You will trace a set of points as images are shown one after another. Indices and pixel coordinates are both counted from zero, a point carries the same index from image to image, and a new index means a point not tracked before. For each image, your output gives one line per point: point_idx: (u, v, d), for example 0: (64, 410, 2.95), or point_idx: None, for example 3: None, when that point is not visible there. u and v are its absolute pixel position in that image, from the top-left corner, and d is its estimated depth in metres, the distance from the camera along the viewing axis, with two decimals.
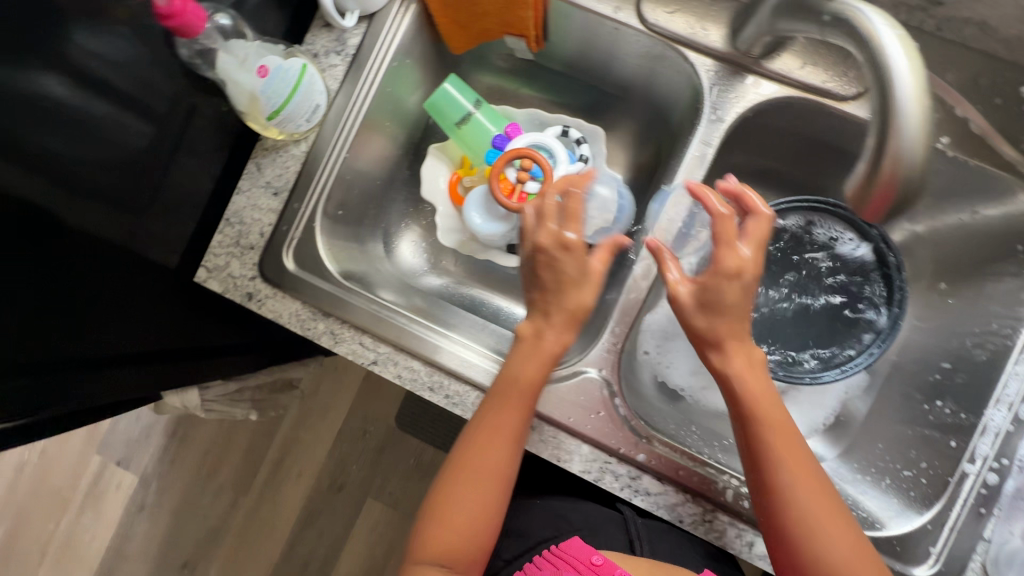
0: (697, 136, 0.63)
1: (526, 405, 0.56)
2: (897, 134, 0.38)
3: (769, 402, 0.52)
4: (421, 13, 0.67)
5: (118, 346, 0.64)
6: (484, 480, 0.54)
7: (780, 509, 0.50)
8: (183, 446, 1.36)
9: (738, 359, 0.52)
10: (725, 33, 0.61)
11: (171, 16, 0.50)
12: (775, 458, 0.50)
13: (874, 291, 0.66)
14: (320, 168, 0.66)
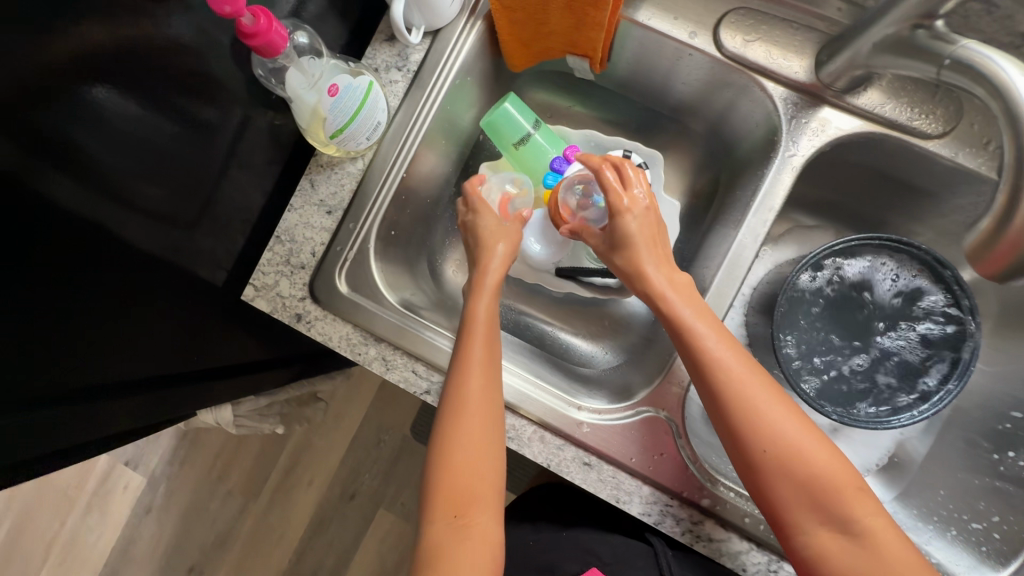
0: (771, 169, 0.60)
1: (488, 333, 0.58)
2: None
3: (709, 334, 0.52)
4: (486, 30, 0.65)
5: (149, 366, 0.61)
6: (467, 416, 0.53)
7: (755, 442, 0.49)
8: (195, 449, 1.33)
9: (670, 291, 0.54)
10: (808, 65, 0.59)
11: (257, 35, 0.49)
12: (733, 388, 0.50)
13: (944, 338, 0.63)
14: (377, 188, 0.63)
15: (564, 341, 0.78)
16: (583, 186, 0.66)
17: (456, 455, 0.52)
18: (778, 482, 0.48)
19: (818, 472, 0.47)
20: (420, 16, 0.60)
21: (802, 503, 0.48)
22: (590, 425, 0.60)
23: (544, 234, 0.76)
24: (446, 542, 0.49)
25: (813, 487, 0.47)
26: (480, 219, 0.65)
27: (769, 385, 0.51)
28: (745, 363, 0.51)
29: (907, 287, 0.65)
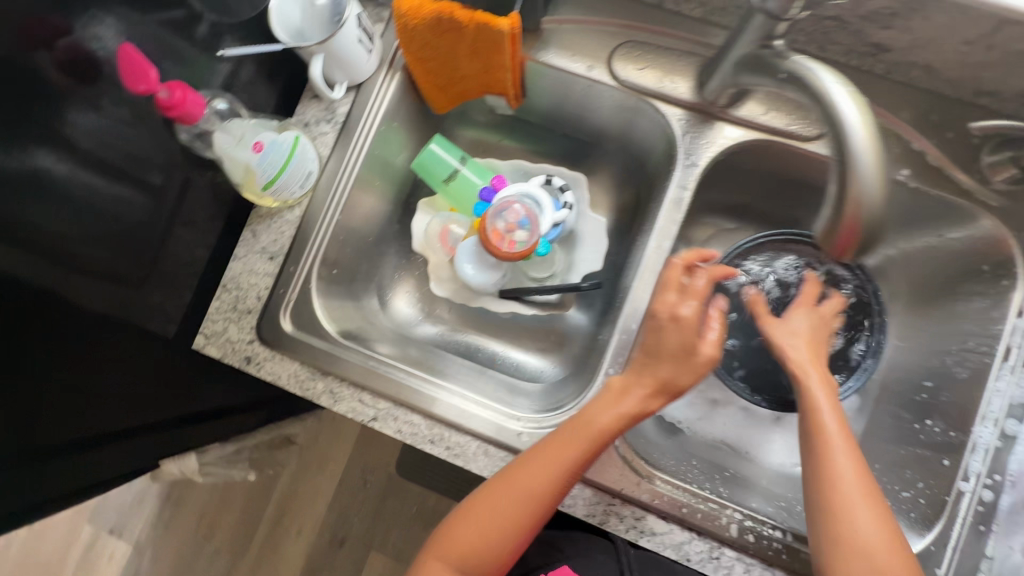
0: (673, 180, 0.66)
1: (580, 453, 0.55)
2: (859, 181, 0.41)
3: (834, 419, 0.56)
4: (404, 81, 0.71)
5: (99, 418, 0.64)
6: (528, 507, 0.55)
7: (839, 516, 0.53)
8: (179, 510, 1.32)
9: (812, 377, 0.60)
10: (692, 85, 0.65)
11: (172, 107, 0.57)
12: (830, 466, 0.54)
13: (858, 312, 0.70)
14: (315, 232, 0.68)
15: (514, 359, 0.81)
16: (508, 212, 0.71)
17: (482, 528, 0.56)
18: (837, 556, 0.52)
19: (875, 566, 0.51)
20: (340, 73, 0.65)
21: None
22: (527, 434, 0.63)
23: (481, 260, 0.75)
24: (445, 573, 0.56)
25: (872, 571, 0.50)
26: (678, 311, 0.57)
27: (868, 484, 0.54)
28: (857, 460, 0.55)
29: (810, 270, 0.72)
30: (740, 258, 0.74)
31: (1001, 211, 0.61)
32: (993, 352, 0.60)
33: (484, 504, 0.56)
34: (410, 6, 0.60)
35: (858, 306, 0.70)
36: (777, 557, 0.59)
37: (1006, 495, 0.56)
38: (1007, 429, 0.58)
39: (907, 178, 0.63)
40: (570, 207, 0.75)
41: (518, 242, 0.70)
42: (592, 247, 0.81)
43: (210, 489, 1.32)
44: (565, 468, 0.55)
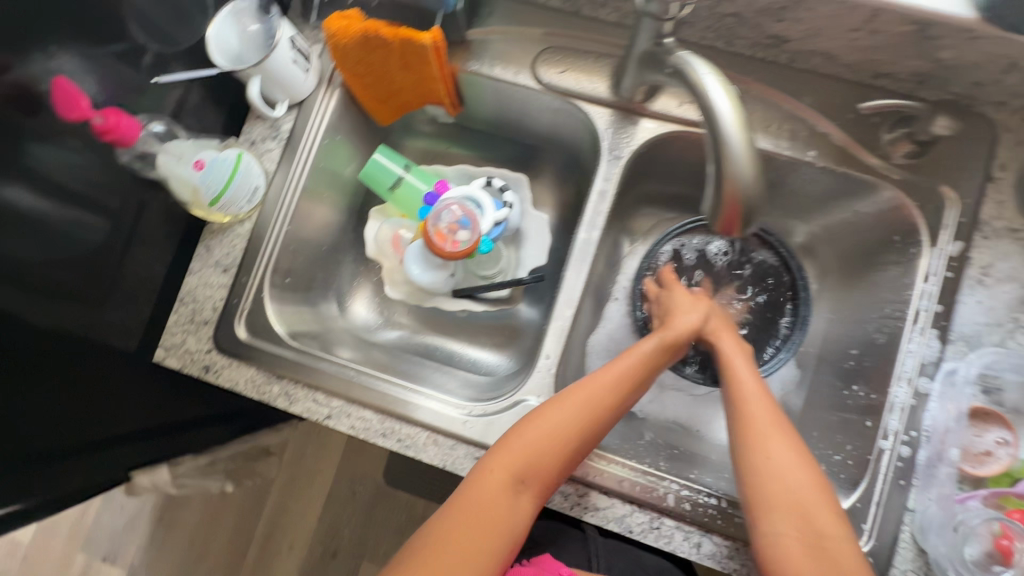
0: (599, 171, 0.71)
1: (640, 368, 0.64)
2: (730, 162, 0.45)
3: (744, 366, 0.64)
4: (345, 96, 0.75)
5: (64, 432, 0.67)
6: (591, 420, 0.60)
7: (755, 448, 0.57)
8: (171, 532, 1.34)
9: (726, 337, 0.69)
10: (609, 84, 0.70)
11: (108, 132, 0.59)
12: (742, 405, 0.61)
13: (785, 287, 0.77)
14: (265, 243, 0.72)
15: (470, 356, 0.85)
16: (450, 212, 0.74)
17: (537, 438, 0.58)
18: (757, 487, 0.55)
19: (791, 489, 0.54)
20: (281, 92, 0.69)
21: (781, 509, 0.53)
22: (471, 421, 0.66)
23: (426, 260, 0.77)
24: (497, 493, 0.56)
25: (790, 495, 0.54)
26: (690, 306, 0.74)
27: (779, 416, 0.59)
28: (768, 398, 0.61)
29: (742, 250, 0.79)
30: (677, 239, 0.80)
31: (904, 183, 0.65)
32: (905, 317, 0.64)
33: (545, 419, 0.59)
34: (338, 26, 0.64)
35: (783, 283, 0.77)
36: (712, 522, 0.62)
37: (921, 449, 0.61)
38: (920, 388, 0.62)
39: (815, 158, 0.67)
40: (510, 205, 0.79)
41: (461, 242, 0.74)
42: (537, 243, 0.84)
43: (201, 508, 1.34)
44: (627, 376, 0.63)
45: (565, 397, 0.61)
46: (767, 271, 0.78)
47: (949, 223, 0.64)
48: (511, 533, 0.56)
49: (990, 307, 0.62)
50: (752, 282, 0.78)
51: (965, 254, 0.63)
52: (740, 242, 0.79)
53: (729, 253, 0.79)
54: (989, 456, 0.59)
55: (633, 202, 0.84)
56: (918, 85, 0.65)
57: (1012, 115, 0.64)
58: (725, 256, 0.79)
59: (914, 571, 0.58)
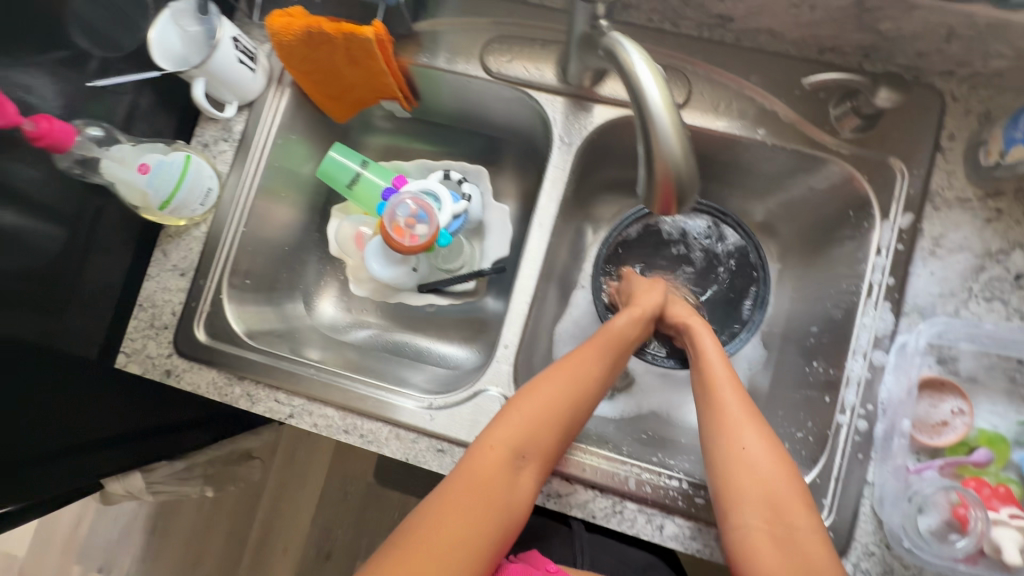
0: (551, 158, 0.71)
1: (617, 345, 0.67)
2: (659, 141, 0.45)
3: (714, 352, 0.64)
4: (295, 94, 0.75)
5: (30, 442, 0.64)
6: (577, 399, 0.62)
7: (727, 442, 0.57)
8: (165, 541, 1.33)
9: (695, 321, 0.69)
10: (557, 71, 0.70)
11: (40, 138, 0.55)
12: (712, 393, 0.61)
13: (750, 268, 0.76)
14: (221, 245, 0.72)
15: (439, 351, 0.85)
16: (407, 207, 0.74)
17: (532, 413, 0.59)
18: (728, 476, 0.55)
19: (760, 480, 0.54)
20: (229, 93, 0.69)
21: (752, 501, 0.53)
22: (431, 413, 0.66)
23: (385, 256, 0.78)
24: (502, 469, 0.56)
25: (759, 484, 0.54)
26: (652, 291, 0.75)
27: (749, 406, 0.59)
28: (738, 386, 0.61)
29: (710, 230, 0.78)
30: (647, 218, 0.80)
31: (853, 157, 0.65)
32: (859, 291, 0.64)
33: (536, 398, 0.60)
34: (280, 24, 0.64)
35: (748, 265, 0.77)
36: (674, 504, 0.63)
37: (878, 422, 0.60)
38: (875, 361, 0.62)
39: (765, 136, 0.67)
40: (468, 197, 0.79)
41: (420, 236, 0.74)
42: (499, 234, 0.84)
43: (194, 515, 1.34)
44: (610, 349, 0.66)
45: (548, 378, 0.62)
46: (732, 253, 0.77)
47: (899, 196, 0.64)
48: (514, 511, 0.56)
49: (943, 278, 0.62)
50: (718, 263, 0.78)
51: (915, 226, 0.63)
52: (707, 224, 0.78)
53: (697, 233, 0.79)
54: (946, 425, 0.59)
55: (595, 190, 0.83)
56: (864, 59, 0.65)
57: (959, 84, 0.64)
58: (693, 236, 0.79)
59: (874, 544, 0.58)
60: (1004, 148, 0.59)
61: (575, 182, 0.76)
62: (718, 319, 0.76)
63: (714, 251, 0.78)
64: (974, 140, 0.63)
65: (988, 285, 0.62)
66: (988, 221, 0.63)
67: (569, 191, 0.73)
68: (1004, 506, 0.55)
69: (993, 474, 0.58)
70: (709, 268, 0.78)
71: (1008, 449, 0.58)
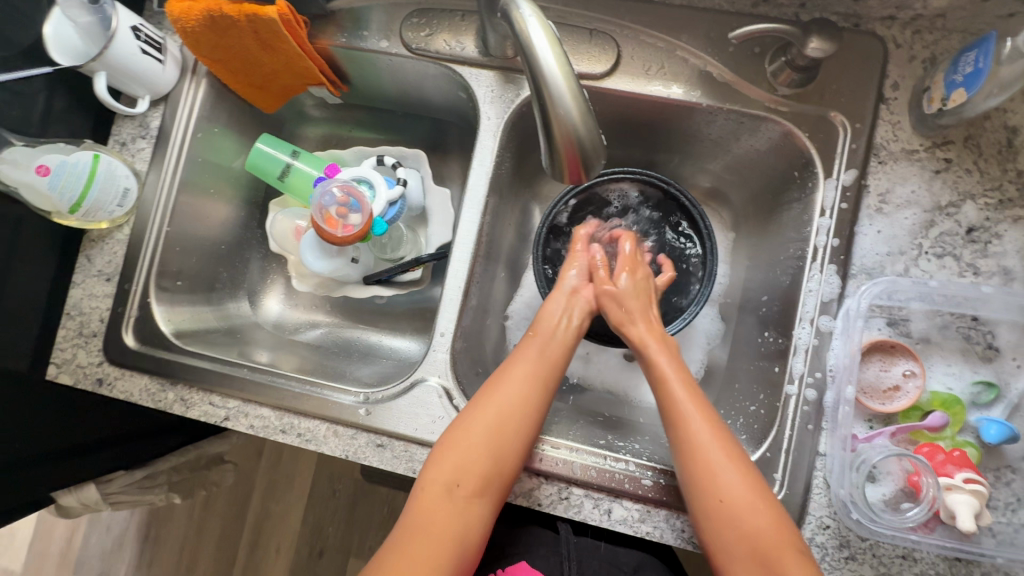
0: (480, 134, 0.68)
1: (553, 347, 0.64)
2: (556, 107, 0.42)
3: (680, 387, 0.58)
4: (213, 86, 0.72)
5: None
6: (506, 417, 0.58)
7: (705, 489, 0.52)
8: (156, 549, 1.28)
9: (654, 348, 0.62)
10: (478, 43, 0.67)
11: None
12: (684, 440, 0.55)
13: (691, 236, 0.74)
14: (145, 246, 0.70)
15: (390, 345, 0.82)
16: (338, 195, 0.71)
17: (464, 438, 0.56)
18: (711, 535, 0.52)
19: (747, 540, 0.50)
20: (138, 87, 0.67)
21: (737, 562, 0.50)
22: (366, 407, 0.64)
23: (320, 247, 0.75)
24: (439, 503, 0.54)
25: (744, 540, 0.50)
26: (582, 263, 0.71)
27: (730, 452, 0.54)
28: (712, 422, 0.55)
29: (646, 204, 0.75)
30: (583, 195, 0.76)
31: (792, 114, 0.62)
32: (805, 255, 0.61)
33: (462, 426, 0.57)
34: (180, 8, 0.61)
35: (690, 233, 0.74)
36: (621, 488, 0.60)
37: (827, 391, 0.58)
38: (822, 326, 0.59)
39: (699, 98, 0.64)
40: (403, 181, 0.76)
41: (353, 226, 0.71)
42: (441, 219, 0.82)
43: (181, 520, 1.29)
44: (549, 352, 0.63)
45: (476, 402, 0.59)
46: (672, 224, 0.75)
47: (842, 151, 0.61)
48: (462, 544, 0.53)
49: (891, 236, 0.59)
50: (658, 236, 0.75)
51: (859, 183, 0.60)
52: (645, 196, 0.75)
53: (632, 208, 0.76)
54: (898, 390, 0.57)
55: (540, 166, 0.80)
56: (800, 9, 0.62)
57: (901, 30, 0.61)
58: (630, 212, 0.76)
59: (829, 517, 0.55)
60: (946, 93, 0.55)
61: (512, 158, 0.73)
62: (666, 292, 0.73)
63: (654, 224, 0.75)
64: (918, 88, 0.60)
65: (939, 240, 0.59)
66: (938, 172, 0.59)
67: (503, 167, 0.70)
68: (959, 471, 0.52)
69: (948, 439, 0.56)
70: (649, 242, 0.75)
71: (964, 412, 0.56)
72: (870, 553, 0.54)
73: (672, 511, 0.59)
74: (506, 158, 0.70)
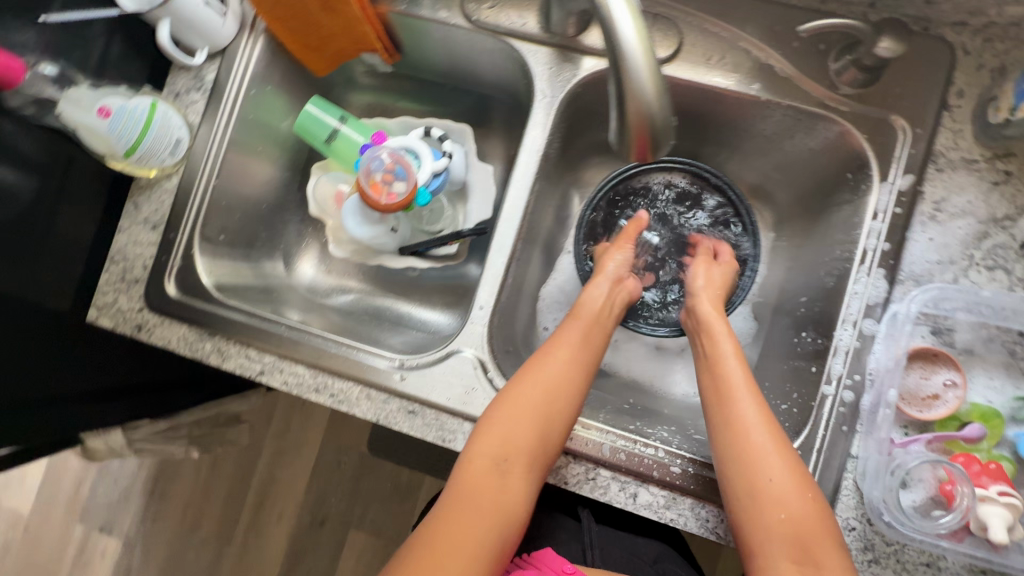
0: (534, 111, 0.68)
1: (593, 337, 0.65)
2: (635, 84, 0.41)
3: (736, 364, 0.59)
4: (270, 43, 0.73)
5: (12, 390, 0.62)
6: (551, 395, 0.59)
7: (748, 465, 0.53)
8: (164, 502, 1.30)
9: (718, 325, 0.63)
10: (540, 20, 0.67)
11: None
12: (732, 416, 0.56)
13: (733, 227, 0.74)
14: (192, 198, 0.70)
15: (420, 317, 0.83)
16: (385, 163, 0.71)
17: (511, 416, 0.58)
18: (748, 511, 0.52)
19: (785, 516, 0.51)
20: (199, 40, 0.68)
21: (774, 538, 0.51)
22: (401, 372, 0.64)
23: (362, 213, 0.75)
24: (485, 477, 0.55)
25: (781, 518, 0.51)
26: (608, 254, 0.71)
27: (775, 429, 0.55)
28: (759, 403, 0.57)
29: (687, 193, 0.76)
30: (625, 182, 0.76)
31: (852, 115, 0.61)
32: (852, 258, 0.61)
33: (508, 403, 0.58)
34: None
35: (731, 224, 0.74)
36: (649, 473, 0.60)
37: (865, 393, 0.58)
38: (865, 329, 0.59)
39: (759, 91, 0.63)
40: (449, 154, 0.76)
41: (397, 194, 0.70)
42: (482, 195, 0.82)
43: (191, 476, 1.31)
44: (591, 337, 0.65)
45: (518, 380, 0.60)
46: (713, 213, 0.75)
47: (900, 155, 0.60)
48: (509, 517, 0.54)
49: (942, 245, 0.58)
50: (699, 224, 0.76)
51: (916, 189, 0.59)
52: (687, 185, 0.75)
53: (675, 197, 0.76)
54: (937, 399, 0.56)
55: (586, 150, 0.80)
56: (869, 8, 0.62)
57: (971, 37, 0.60)
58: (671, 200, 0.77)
59: (856, 519, 0.55)
60: (1015, 103, 0.55)
61: (561, 141, 0.73)
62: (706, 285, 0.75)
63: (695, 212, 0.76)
64: (985, 97, 0.59)
65: (992, 252, 0.58)
66: (996, 184, 0.58)
67: (552, 147, 0.70)
68: (994, 483, 0.52)
69: (984, 451, 0.55)
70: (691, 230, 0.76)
71: (1002, 426, 0.55)
72: (894, 558, 0.54)
73: (697, 500, 0.60)
74: (556, 139, 0.70)
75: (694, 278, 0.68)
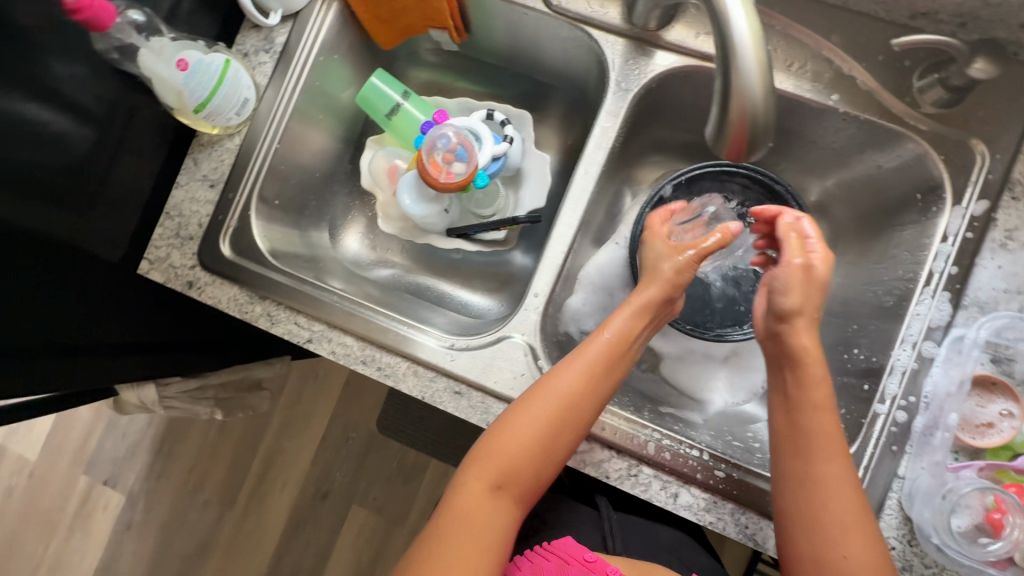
0: (606, 102, 0.67)
1: (613, 361, 0.61)
2: (743, 81, 0.41)
3: (829, 420, 0.54)
4: (343, 11, 0.72)
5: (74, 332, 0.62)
6: (553, 425, 0.57)
7: (819, 534, 0.51)
8: (172, 460, 1.31)
9: (808, 365, 0.56)
10: (622, 11, 0.66)
11: (79, 10, 0.54)
12: (811, 479, 0.52)
13: None
14: (253, 160, 0.70)
15: (462, 298, 0.82)
16: (449, 143, 0.71)
17: (507, 442, 0.56)
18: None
19: None
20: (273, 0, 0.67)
21: None
22: (451, 353, 0.64)
23: (418, 190, 0.75)
24: (477, 504, 0.54)
25: None
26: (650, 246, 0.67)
27: (858, 501, 0.51)
28: (843, 468, 0.52)
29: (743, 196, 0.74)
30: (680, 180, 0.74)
31: (930, 134, 0.61)
32: (916, 279, 0.61)
33: (507, 428, 0.56)
34: None
35: None
36: (693, 475, 0.60)
37: (919, 415, 0.57)
38: (925, 351, 0.58)
39: (837, 103, 0.63)
40: (510, 139, 0.75)
41: (456, 174, 0.70)
42: (536, 183, 0.81)
43: (202, 437, 1.31)
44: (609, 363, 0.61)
45: (523, 404, 0.57)
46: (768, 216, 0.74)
47: (976, 180, 0.60)
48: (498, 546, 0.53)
49: (1012, 273, 0.58)
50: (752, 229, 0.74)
51: (989, 215, 0.59)
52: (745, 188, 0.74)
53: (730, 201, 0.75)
54: (991, 427, 0.56)
55: (645, 147, 0.79)
56: (959, 27, 0.60)
57: None
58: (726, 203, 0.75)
59: (898, 539, 0.55)
60: None
61: (626, 136, 0.72)
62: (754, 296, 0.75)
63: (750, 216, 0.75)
64: None
65: None
66: None
67: (618, 141, 0.69)
68: None
69: None
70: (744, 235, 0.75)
71: None
72: None
73: (738, 506, 0.60)
74: (624, 133, 0.70)
75: (788, 287, 0.57)
